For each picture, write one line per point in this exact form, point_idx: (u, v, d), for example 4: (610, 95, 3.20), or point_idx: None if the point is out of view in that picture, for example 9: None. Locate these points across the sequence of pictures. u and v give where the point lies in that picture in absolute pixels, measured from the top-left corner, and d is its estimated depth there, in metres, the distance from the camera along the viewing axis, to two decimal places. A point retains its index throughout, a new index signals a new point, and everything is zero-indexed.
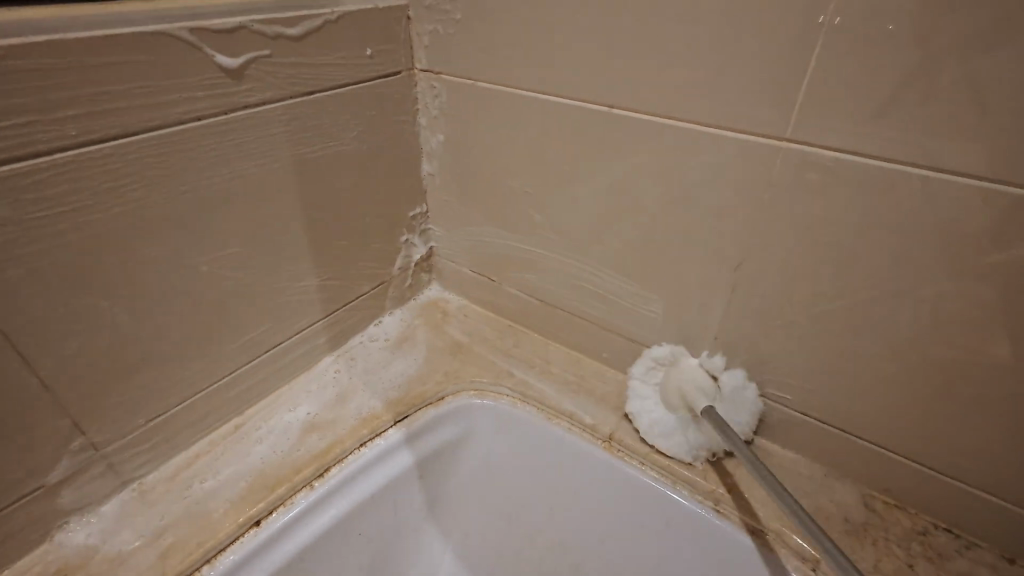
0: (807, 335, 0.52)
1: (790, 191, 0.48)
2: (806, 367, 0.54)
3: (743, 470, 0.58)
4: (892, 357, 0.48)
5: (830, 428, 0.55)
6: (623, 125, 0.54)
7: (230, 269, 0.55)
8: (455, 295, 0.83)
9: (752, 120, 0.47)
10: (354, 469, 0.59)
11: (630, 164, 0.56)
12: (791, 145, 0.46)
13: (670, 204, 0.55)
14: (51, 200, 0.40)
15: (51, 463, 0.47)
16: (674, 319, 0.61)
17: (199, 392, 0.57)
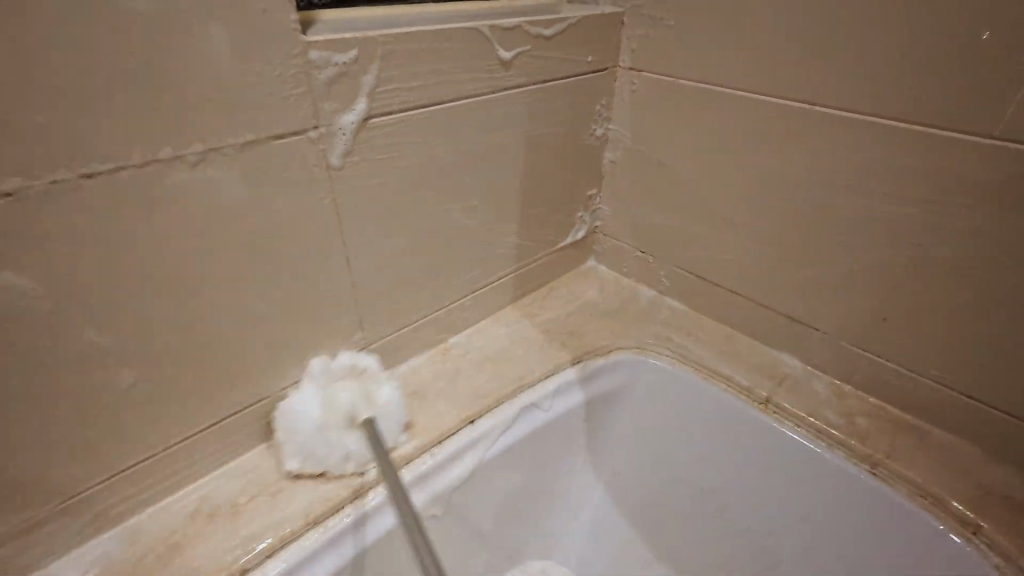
0: (985, 323, 0.56)
1: (988, 185, 0.51)
2: (977, 354, 0.57)
3: (898, 443, 0.62)
4: None
5: (998, 414, 0.58)
6: (815, 120, 0.60)
7: (468, 218, 0.68)
8: (614, 269, 0.93)
9: (957, 118, 0.51)
10: (540, 395, 0.70)
11: (814, 155, 0.62)
12: (997, 142, 0.50)
13: (852, 194, 0.61)
14: (387, 149, 0.55)
15: (337, 349, 0.63)
16: (840, 302, 0.66)
17: (428, 316, 0.71)
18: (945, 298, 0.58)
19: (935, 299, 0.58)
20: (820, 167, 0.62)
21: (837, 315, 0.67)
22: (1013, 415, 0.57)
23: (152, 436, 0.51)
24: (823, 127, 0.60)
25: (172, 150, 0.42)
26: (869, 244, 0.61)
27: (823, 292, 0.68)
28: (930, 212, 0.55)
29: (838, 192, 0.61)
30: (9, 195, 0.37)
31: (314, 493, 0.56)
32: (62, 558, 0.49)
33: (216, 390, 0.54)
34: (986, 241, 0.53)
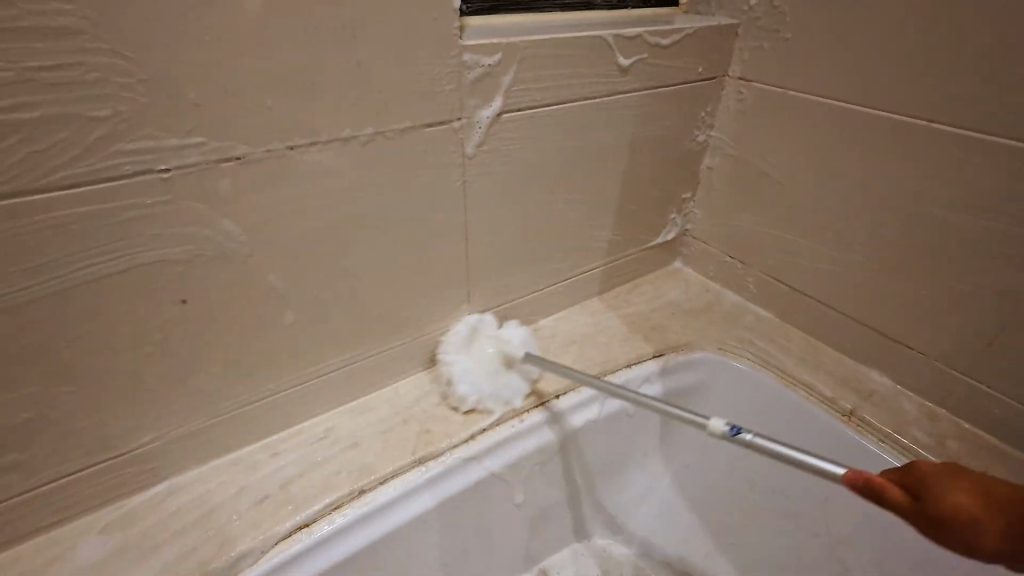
0: None
1: None
2: None
3: (989, 468, 0.62)
4: None
5: None
6: (931, 139, 0.61)
7: (571, 210, 0.75)
8: (698, 272, 0.96)
9: None
10: (621, 380, 0.75)
11: (925, 173, 0.62)
12: None
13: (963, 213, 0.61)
14: (512, 141, 0.62)
15: (446, 317, 0.71)
16: (939, 322, 0.66)
17: (524, 296, 0.78)
18: None
19: None
20: (931, 186, 0.62)
21: (933, 334, 0.67)
22: None
23: (298, 371, 0.61)
24: (938, 146, 0.61)
25: (353, 131, 0.50)
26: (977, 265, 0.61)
27: (921, 311, 0.68)
28: None
29: (949, 212, 0.62)
30: (236, 158, 0.46)
31: (422, 438, 0.64)
32: (221, 461, 0.59)
33: (350, 338, 0.63)
34: None
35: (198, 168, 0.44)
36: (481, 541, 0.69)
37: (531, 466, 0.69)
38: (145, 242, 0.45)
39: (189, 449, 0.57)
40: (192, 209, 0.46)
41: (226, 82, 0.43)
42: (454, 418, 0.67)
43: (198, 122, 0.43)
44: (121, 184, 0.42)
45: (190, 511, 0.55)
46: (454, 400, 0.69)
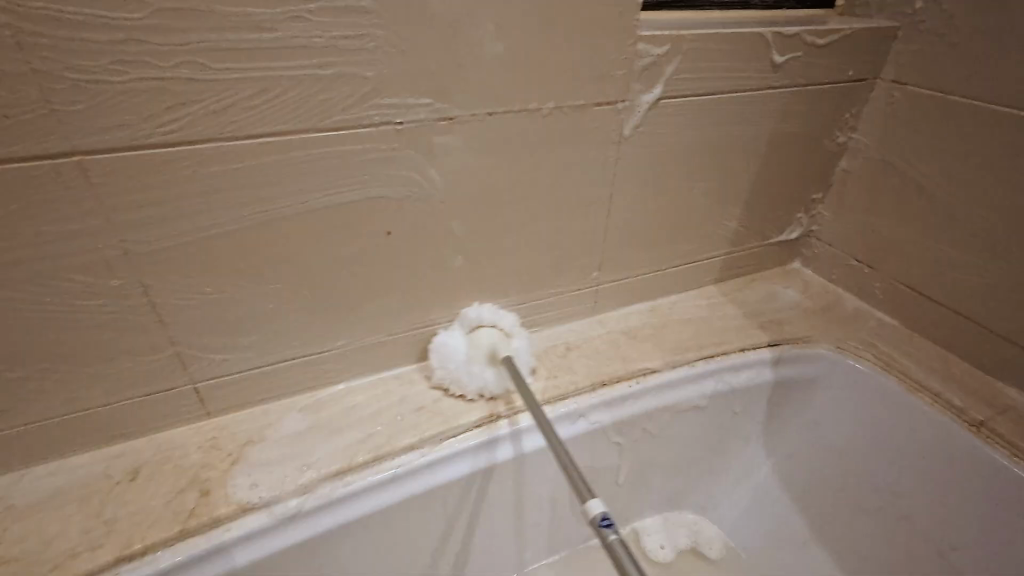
0: None
1: None
2: None
3: None
4: None
5: None
6: None
7: (703, 197, 0.80)
8: (818, 273, 0.97)
9: None
10: (736, 362, 0.79)
11: None
12: None
13: None
14: (664, 127, 0.69)
15: (578, 281, 0.79)
16: None
17: (648, 273, 0.84)
18: None
19: None
20: None
21: None
22: None
23: (456, 308, 0.71)
24: None
25: (539, 104, 0.60)
26: None
27: None
28: None
29: None
30: (452, 119, 0.56)
31: (551, 382, 0.73)
32: (387, 373, 0.72)
33: (500, 286, 0.73)
34: None
35: (423, 124, 0.55)
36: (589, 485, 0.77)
37: (643, 425, 0.76)
38: (376, 180, 0.57)
39: (366, 358, 0.69)
40: (412, 158, 0.57)
41: (457, 56, 0.53)
42: (579, 371, 0.75)
43: (432, 87, 0.53)
44: (371, 131, 0.53)
45: (365, 407, 0.67)
46: (578, 355, 0.77)
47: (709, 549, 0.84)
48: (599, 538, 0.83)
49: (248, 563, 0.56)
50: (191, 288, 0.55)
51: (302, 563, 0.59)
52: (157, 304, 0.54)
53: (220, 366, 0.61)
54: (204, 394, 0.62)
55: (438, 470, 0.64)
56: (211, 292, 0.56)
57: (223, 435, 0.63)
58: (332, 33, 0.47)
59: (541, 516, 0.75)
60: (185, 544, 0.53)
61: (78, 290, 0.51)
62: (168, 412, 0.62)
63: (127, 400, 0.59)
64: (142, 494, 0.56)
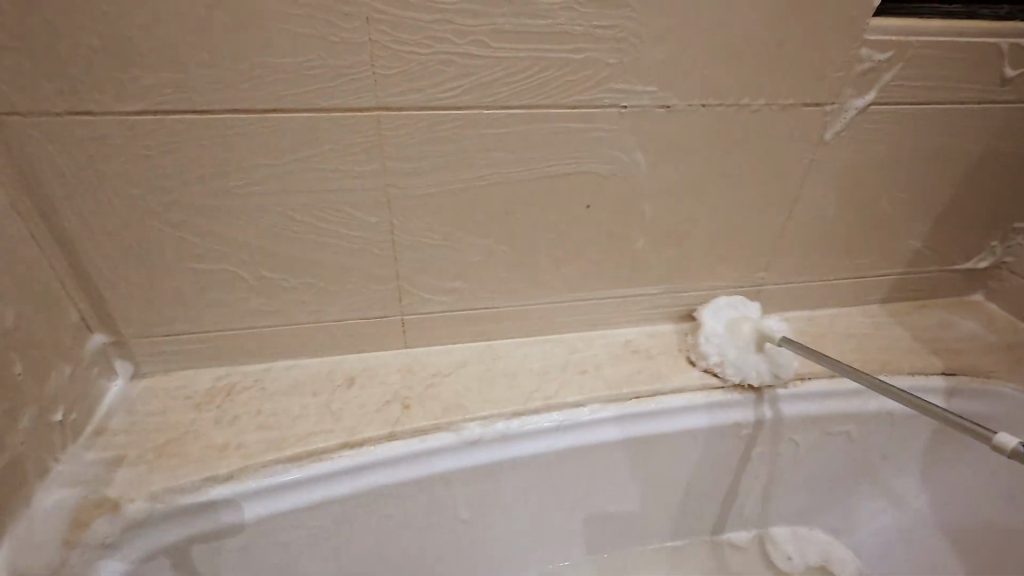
0: None
1: None
2: None
3: None
4: None
5: None
6: None
7: (891, 210, 0.78)
8: (1004, 309, 0.90)
9: None
10: (904, 385, 0.76)
11: None
12: None
13: None
14: (867, 133, 0.69)
15: (743, 278, 0.80)
16: None
17: (814, 281, 0.84)
18: None
19: None
20: None
21: None
22: None
23: (626, 285, 0.76)
24: None
25: (750, 100, 0.63)
26: None
27: None
28: None
29: None
30: (669, 107, 0.61)
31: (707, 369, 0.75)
32: (553, 336, 0.79)
33: (669, 271, 0.77)
34: None
35: (645, 109, 0.61)
36: (728, 478, 0.78)
37: (794, 431, 0.75)
38: (590, 157, 0.63)
39: (539, 318, 0.77)
40: (626, 140, 0.63)
41: (690, 48, 0.58)
42: None
43: (660, 75, 0.59)
44: (599, 112, 0.60)
45: (535, 362, 0.75)
46: None
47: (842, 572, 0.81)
48: (725, 534, 0.84)
49: (435, 472, 0.65)
50: (424, 232, 0.65)
51: (473, 485, 0.67)
52: (396, 241, 0.65)
53: (427, 303, 0.72)
54: (409, 325, 0.73)
55: (597, 429, 0.70)
56: (438, 238, 0.66)
57: (418, 363, 0.73)
58: (592, 22, 0.54)
59: (676, 497, 0.78)
60: (392, 444, 0.63)
61: (346, 220, 0.63)
62: (379, 335, 0.73)
63: (354, 320, 0.71)
64: (358, 397, 0.68)
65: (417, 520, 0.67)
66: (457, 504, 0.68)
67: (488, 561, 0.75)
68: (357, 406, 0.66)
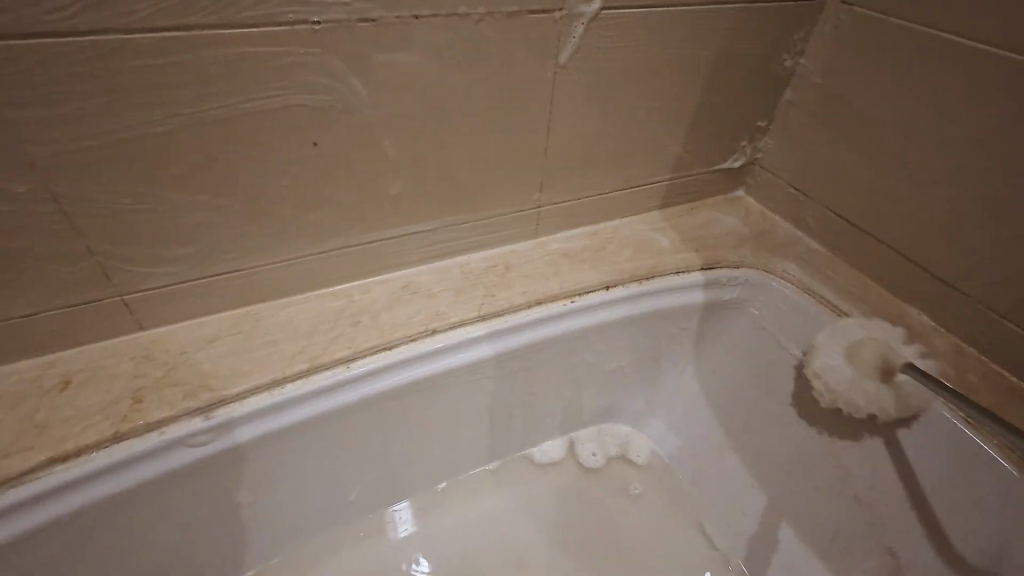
0: None
1: None
2: None
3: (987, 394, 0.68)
4: None
5: None
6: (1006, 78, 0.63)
7: (646, 119, 0.80)
8: (758, 201, 0.99)
9: None
10: (668, 284, 0.82)
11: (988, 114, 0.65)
12: None
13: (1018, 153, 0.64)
14: (607, 41, 0.67)
15: (519, 202, 0.79)
16: (974, 266, 0.71)
17: (589, 196, 0.85)
18: None
19: None
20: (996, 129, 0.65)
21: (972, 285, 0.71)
22: None
23: (392, 226, 0.71)
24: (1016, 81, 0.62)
25: (468, 9, 0.57)
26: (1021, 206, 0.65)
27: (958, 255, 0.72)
28: None
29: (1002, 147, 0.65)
30: (372, 20, 0.54)
31: (488, 299, 0.75)
32: (325, 290, 0.73)
33: (437, 204, 0.72)
34: None
35: (343, 24, 0.53)
36: (526, 398, 0.81)
37: (576, 343, 0.79)
38: (297, 86, 0.55)
39: (302, 274, 0.70)
40: (332, 60, 0.55)
41: None
42: (515, 289, 0.77)
43: None
44: (286, 31, 0.51)
45: (302, 322, 0.68)
46: (516, 275, 0.79)
47: (636, 456, 0.91)
48: (537, 446, 0.89)
49: (183, 464, 0.58)
50: (104, 195, 0.54)
51: (241, 463, 0.62)
52: (70, 209, 0.53)
53: (149, 278, 0.61)
54: (134, 306, 0.62)
55: (373, 379, 0.67)
56: (128, 201, 0.55)
57: (156, 346, 0.64)
58: None
59: (477, 426, 0.80)
60: (118, 446, 0.55)
61: None
62: (95, 322, 0.61)
63: (51, 311, 0.58)
64: (74, 399, 0.57)
65: (180, 513, 0.61)
66: (226, 486, 0.63)
67: (286, 530, 0.72)
68: (72, 411, 0.56)
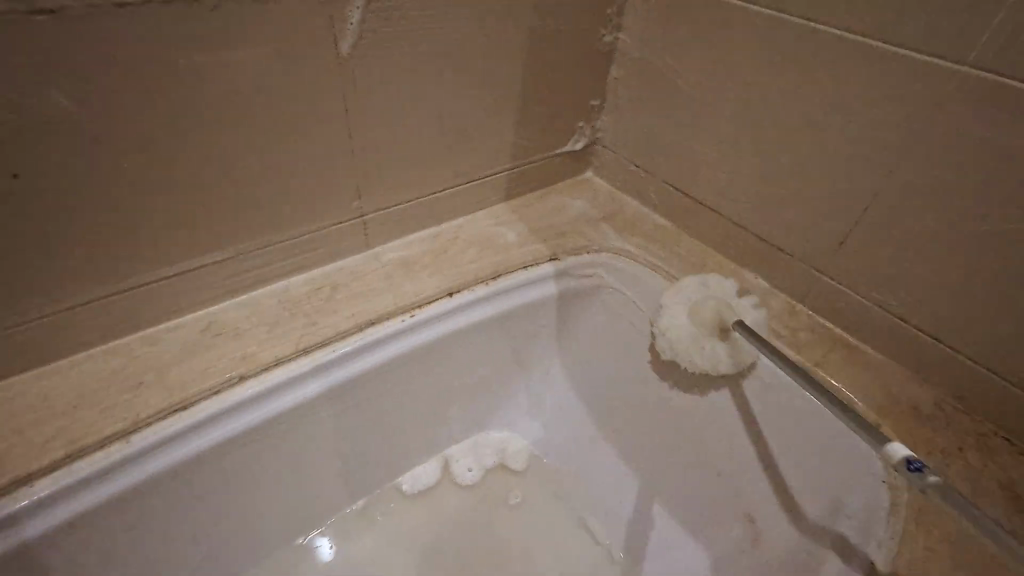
0: (904, 249, 0.62)
1: (931, 105, 0.55)
2: (898, 281, 0.64)
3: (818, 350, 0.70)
4: (983, 272, 0.57)
5: (909, 328, 0.65)
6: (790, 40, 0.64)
7: (464, 108, 0.73)
8: (606, 180, 0.97)
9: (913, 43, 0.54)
10: (516, 281, 0.77)
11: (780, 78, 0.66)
12: (935, 62, 0.54)
13: (811, 114, 0.65)
14: (388, 25, 0.61)
15: (334, 213, 0.71)
16: (794, 228, 0.72)
17: (420, 197, 0.78)
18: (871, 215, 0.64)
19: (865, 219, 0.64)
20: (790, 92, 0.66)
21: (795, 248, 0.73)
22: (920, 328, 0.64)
23: (175, 258, 0.61)
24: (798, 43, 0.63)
25: None
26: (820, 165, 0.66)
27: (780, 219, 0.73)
28: (881, 136, 0.60)
29: (797, 108, 0.66)
30: (51, 11, 0.45)
31: (307, 329, 0.66)
32: (101, 348, 0.61)
33: (224, 227, 0.63)
34: (928, 164, 0.57)
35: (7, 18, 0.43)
36: (377, 425, 0.75)
37: (422, 357, 0.73)
38: None
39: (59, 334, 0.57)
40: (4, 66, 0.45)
41: None
42: (340, 312, 0.68)
43: None
44: None
45: (67, 391, 0.57)
46: (343, 294, 0.70)
47: (514, 462, 0.87)
48: (407, 472, 0.82)
49: None
50: None
51: None
52: None
53: None
54: None
55: (167, 447, 0.56)
56: None
57: None
58: None
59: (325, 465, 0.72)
60: None
61: None
62: None
63: None
64: None
65: None
66: None
67: None
68: None
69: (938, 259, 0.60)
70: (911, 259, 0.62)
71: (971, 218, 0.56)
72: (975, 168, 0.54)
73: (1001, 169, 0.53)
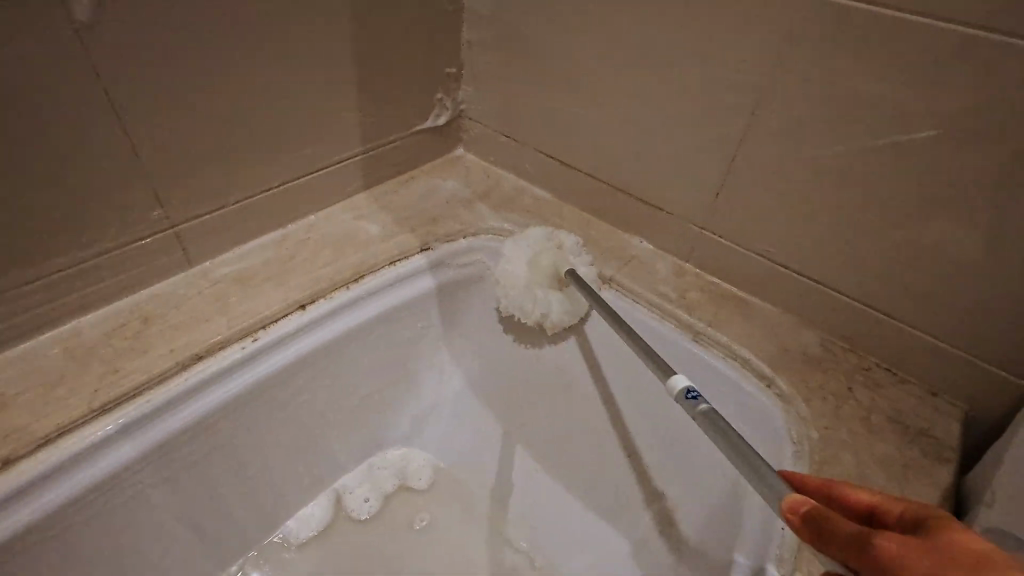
0: (777, 192, 0.60)
1: (781, 36, 0.53)
2: (776, 226, 0.62)
3: (710, 309, 0.67)
4: (852, 206, 0.56)
5: (793, 273, 0.63)
6: None
7: (285, 84, 0.61)
8: (478, 154, 0.87)
9: None
10: (384, 281, 0.67)
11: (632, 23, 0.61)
12: None
13: (668, 59, 0.61)
14: None
15: (130, 228, 0.57)
16: (672, 184, 0.68)
17: (250, 195, 0.65)
18: (743, 161, 0.61)
19: (737, 166, 0.61)
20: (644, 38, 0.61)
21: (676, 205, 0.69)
22: (801, 271, 0.63)
23: None
24: None
25: None
26: (683, 114, 0.63)
27: (656, 176, 0.69)
28: (739, 75, 0.57)
29: (655, 55, 0.62)
30: None
31: (106, 379, 0.52)
32: None
33: None
34: (787, 100, 0.55)
35: None
36: (234, 474, 0.62)
37: (276, 386, 0.61)
38: None
39: None
40: None
41: None
42: (154, 349, 0.55)
43: None
44: None
45: None
46: (159, 327, 0.57)
47: (417, 482, 0.77)
48: (289, 519, 0.71)
49: None
50: None
51: None
52: None
53: None
54: None
55: None
56: None
57: None
58: None
59: (170, 538, 0.59)
60: None
61: None
62: None
63: None
64: None
65: None
66: None
67: None
68: None
69: (808, 199, 0.58)
70: (784, 202, 0.60)
71: (834, 152, 0.55)
72: (831, 99, 0.52)
73: (854, 97, 0.51)
